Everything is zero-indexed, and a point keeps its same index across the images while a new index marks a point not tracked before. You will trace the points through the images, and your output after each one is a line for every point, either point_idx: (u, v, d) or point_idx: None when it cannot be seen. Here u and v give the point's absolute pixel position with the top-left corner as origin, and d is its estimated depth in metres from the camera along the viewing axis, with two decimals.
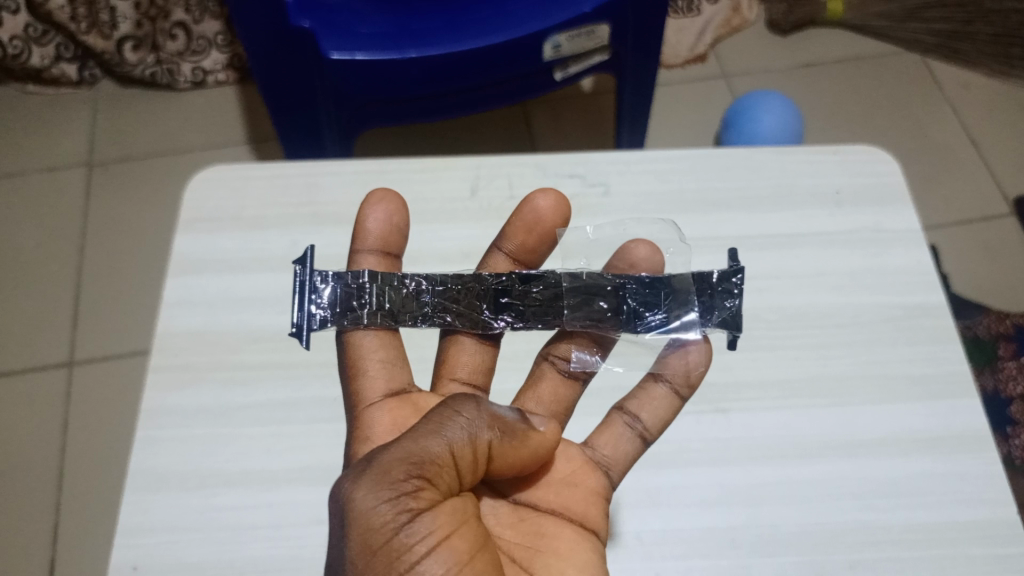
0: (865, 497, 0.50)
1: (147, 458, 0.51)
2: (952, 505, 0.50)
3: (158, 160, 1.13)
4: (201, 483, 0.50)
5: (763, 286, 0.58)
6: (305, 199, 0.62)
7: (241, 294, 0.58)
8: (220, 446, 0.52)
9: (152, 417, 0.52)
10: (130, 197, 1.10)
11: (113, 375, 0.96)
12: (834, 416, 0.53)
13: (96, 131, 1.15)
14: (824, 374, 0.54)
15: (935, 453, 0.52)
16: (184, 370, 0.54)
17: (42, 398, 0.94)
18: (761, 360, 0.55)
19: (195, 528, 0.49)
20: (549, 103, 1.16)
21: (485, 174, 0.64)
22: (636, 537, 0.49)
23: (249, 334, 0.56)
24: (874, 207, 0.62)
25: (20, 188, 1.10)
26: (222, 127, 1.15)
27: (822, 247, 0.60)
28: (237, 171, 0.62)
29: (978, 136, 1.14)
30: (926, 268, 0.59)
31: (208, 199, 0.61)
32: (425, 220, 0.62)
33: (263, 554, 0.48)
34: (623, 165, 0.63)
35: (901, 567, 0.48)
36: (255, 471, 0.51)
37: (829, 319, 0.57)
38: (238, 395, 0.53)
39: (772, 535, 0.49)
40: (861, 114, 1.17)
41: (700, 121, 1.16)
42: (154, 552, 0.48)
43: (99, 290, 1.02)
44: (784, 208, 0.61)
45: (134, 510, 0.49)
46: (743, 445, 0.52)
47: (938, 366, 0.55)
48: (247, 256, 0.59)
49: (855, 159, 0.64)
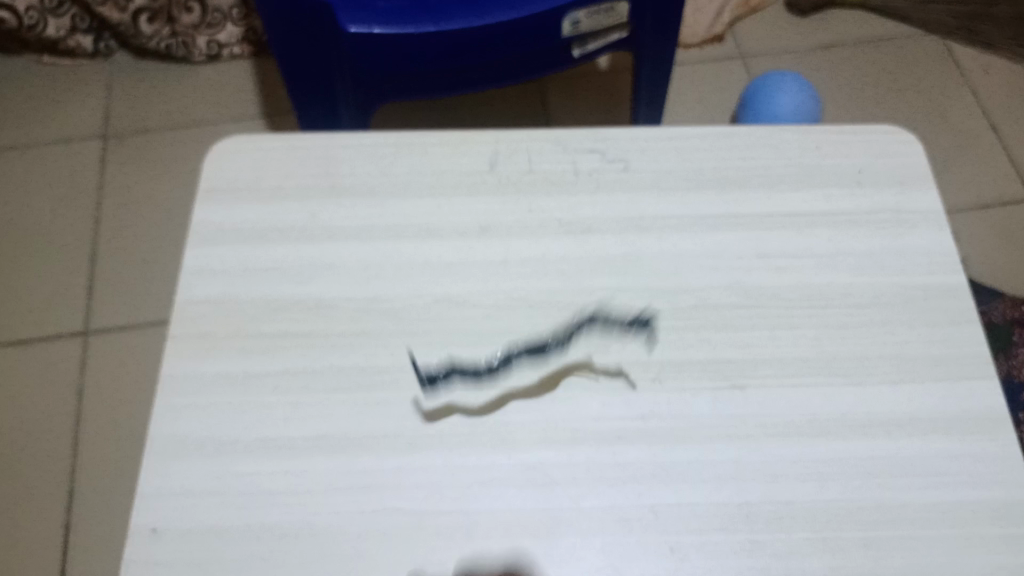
0: (881, 477, 0.50)
1: (167, 424, 0.51)
2: (969, 485, 0.50)
3: (173, 132, 1.13)
4: (219, 451, 0.50)
5: (783, 264, 0.58)
6: (325, 170, 0.61)
7: (259, 264, 0.57)
8: (238, 414, 0.52)
9: (172, 384, 0.53)
10: (143, 169, 1.10)
11: (128, 345, 0.96)
12: (851, 395, 0.53)
13: (111, 104, 1.15)
14: (843, 354, 0.54)
15: (954, 434, 0.52)
16: (202, 338, 0.54)
17: (57, 367, 0.95)
18: (780, 338, 0.55)
19: (213, 494, 0.49)
20: (564, 82, 1.16)
21: (504, 148, 0.63)
22: (651, 510, 0.49)
23: (267, 304, 0.56)
24: (895, 188, 0.61)
25: (36, 157, 1.11)
26: (238, 101, 1.16)
27: (843, 227, 0.59)
28: (255, 142, 0.63)
29: (997, 119, 1.13)
30: (947, 250, 0.59)
31: (227, 169, 0.61)
32: (444, 193, 0.61)
33: (283, 521, 0.48)
34: (644, 141, 0.63)
35: (917, 546, 0.48)
36: (273, 439, 0.51)
37: (849, 299, 0.56)
38: (257, 364, 0.54)
39: (788, 511, 0.49)
40: (878, 95, 1.16)
41: (715, 99, 1.15)
42: (173, 517, 0.48)
43: (113, 262, 1.02)
44: (804, 188, 0.61)
45: (153, 476, 0.50)
46: (762, 421, 0.52)
47: (958, 348, 0.55)
48: (265, 227, 0.59)
49: (879, 138, 0.64)
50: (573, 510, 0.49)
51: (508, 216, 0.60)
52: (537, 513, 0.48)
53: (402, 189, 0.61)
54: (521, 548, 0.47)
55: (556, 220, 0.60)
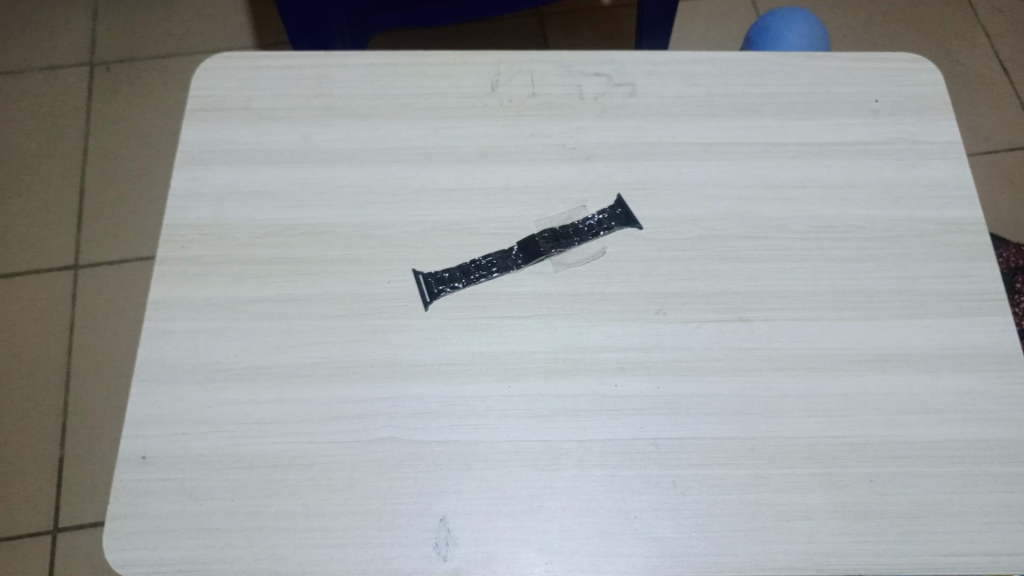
0: (889, 413, 0.49)
1: (155, 350, 0.50)
2: (977, 422, 0.49)
3: (162, 59, 1.09)
4: (210, 378, 0.49)
5: (793, 195, 0.56)
6: (318, 91, 0.59)
7: (250, 186, 0.55)
8: (229, 340, 0.50)
9: (160, 309, 0.51)
10: (132, 97, 1.06)
11: (118, 277, 0.94)
12: (860, 329, 0.51)
13: (98, 31, 1.11)
14: (852, 288, 0.53)
15: (964, 370, 0.50)
16: (192, 263, 0.53)
17: (46, 299, 0.93)
18: (788, 271, 0.53)
19: (204, 421, 0.48)
20: (566, 14, 1.12)
21: (505, 72, 0.60)
22: (654, 443, 0.48)
23: (258, 228, 0.54)
24: (911, 118, 0.59)
25: (19, 84, 1.07)
26: (229, 29, 1.12)
27: (856, 158, 0.57)
28: (245, 61, 0.60)
29: (1009, 60, 1.10)
30: (963, 183, 0.57)
31: (215, 88, 0.59)
32: (443, 116, 0.58)
33: (275, 450, 0.47)
34: (651, 65, 0.61)
35: (923, 482, 0.47)
36: (265, 365, 0.49)
37: (860, 232, 0.55)
38: (248, 289, 0.52)
39: (792, 446, 0.48)
40: (889, 31, 1.12)
41: (722, 33, 1.12)
42: (162, 444, 0.47)
43: (101, 192, 1.00)
44: (817, 116, 0.59)
45: (141, 403, 0.48)
46: (767, 355, 0.51)
47: (971, 283, 0.53)
48: (256, 148, 0.57)
49: (894, 67, 0.61)
50: (574, 442, 0.47)
51: (509, 141, 0.57)
52: (536, 445, 0.47)
53: (399, 112, 0.58)
54: (520, 479, 0.46)
55: (559, 145, 0.57)
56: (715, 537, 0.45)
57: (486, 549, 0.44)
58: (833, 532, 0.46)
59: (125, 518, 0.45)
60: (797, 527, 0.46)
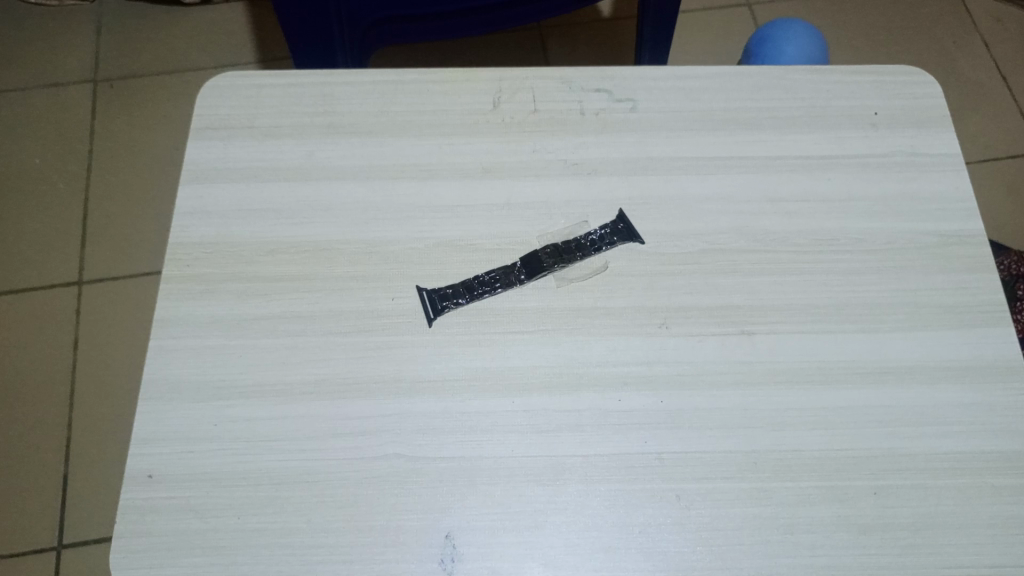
0: (892, 425, 0.49)
1: (161, 368, 0.50)
2: (980, 434, 0.49)
3: (166, 76, 1.10)
4: (215, 394, 0.49)
5: (794, 208, 0.56)
6: (321, 109, 0.59)
7: (255, 204, 0.56)
8: (234, 357, 0.50)
9: (166, 327, 0.51)
10: (135, 115, 1.07)
11: (123, 293, 0.95)
12: (862, 341, 0.52)
13: (100, 49, 1.12)
14: (854, 300, 0.53)
15: (966, 382, 0.51)
16: (198, 280, 0.53)
17: (50, 315, 0.93)
18: (790, 284, 0.54)
19: (210, 438, 0.48)
20: (566, 27, 1.13)
21: (507, 88, 0.61)
22: (657, 457, 0.48)
23: (263, 245, 0.54)
24: (911, 131, 0.60)
25: (24, 102, 1.07)
26: (232, 46, 1.13)
27: (856, 171, 0.58)
28: (249, 79, 0.61)
29: (1009, 69, 1.11)
30: (963, 195, 0.57)
31: (220, 107, 0.59)
32: (446, 132, 0.59)
33: (280, 467, 0.47)
34: (651, 81, 0.61)
35: (927, 494, 0.47)
36: (271, 382, 0.50)
37: (862, 245, 0.55)
38: (253, 307, 0.52)
39: (795, 459, 0.48)
40: (888, 42, 1.13)
41: (722, 46, 1.12)
42: (168, 462, 0.47)
43: (106, 208, 1.00)
44: (818, 130, 0.59)
45: (146, 420, 0.48)
46: (769, 368, 0.51)
47: (972, 295, 0.54)
48: (260, 166, 0.57)
49: (894, 80, 0.62)
50: (578, 457, 0.48)
51: (512, 157, 0.58)
52: (540, 460, 0.47)
53: (402, 129, 0.59)
54: (524, 495, 0.46)
55: (561, 161, 0.58)
56: (719, 551, 0.45)
57: (491, 564, 0.44)
58: (837, 545, 0.46)
59: (131, 536, 0.45)
60: (800, 540, 0.46)
